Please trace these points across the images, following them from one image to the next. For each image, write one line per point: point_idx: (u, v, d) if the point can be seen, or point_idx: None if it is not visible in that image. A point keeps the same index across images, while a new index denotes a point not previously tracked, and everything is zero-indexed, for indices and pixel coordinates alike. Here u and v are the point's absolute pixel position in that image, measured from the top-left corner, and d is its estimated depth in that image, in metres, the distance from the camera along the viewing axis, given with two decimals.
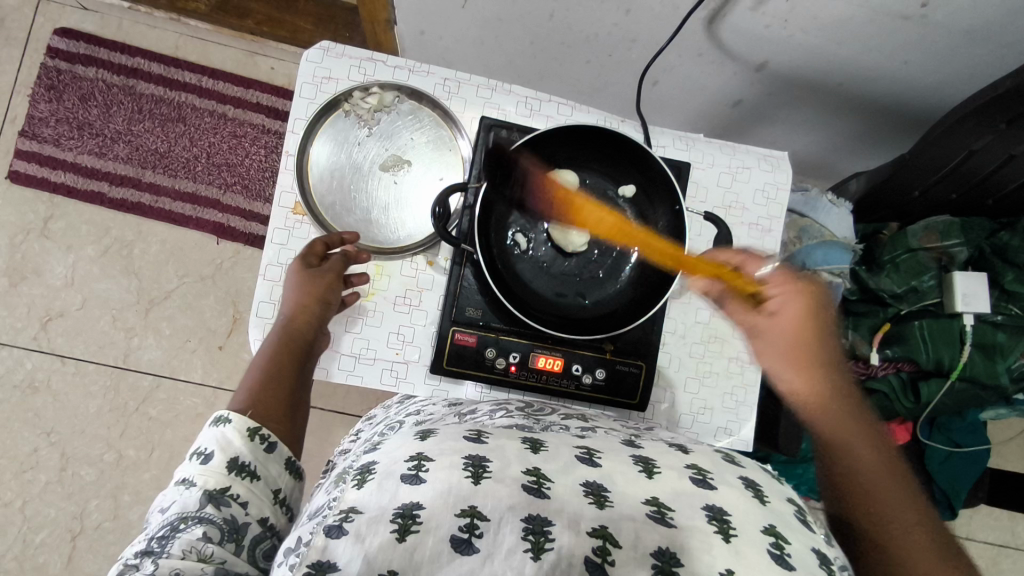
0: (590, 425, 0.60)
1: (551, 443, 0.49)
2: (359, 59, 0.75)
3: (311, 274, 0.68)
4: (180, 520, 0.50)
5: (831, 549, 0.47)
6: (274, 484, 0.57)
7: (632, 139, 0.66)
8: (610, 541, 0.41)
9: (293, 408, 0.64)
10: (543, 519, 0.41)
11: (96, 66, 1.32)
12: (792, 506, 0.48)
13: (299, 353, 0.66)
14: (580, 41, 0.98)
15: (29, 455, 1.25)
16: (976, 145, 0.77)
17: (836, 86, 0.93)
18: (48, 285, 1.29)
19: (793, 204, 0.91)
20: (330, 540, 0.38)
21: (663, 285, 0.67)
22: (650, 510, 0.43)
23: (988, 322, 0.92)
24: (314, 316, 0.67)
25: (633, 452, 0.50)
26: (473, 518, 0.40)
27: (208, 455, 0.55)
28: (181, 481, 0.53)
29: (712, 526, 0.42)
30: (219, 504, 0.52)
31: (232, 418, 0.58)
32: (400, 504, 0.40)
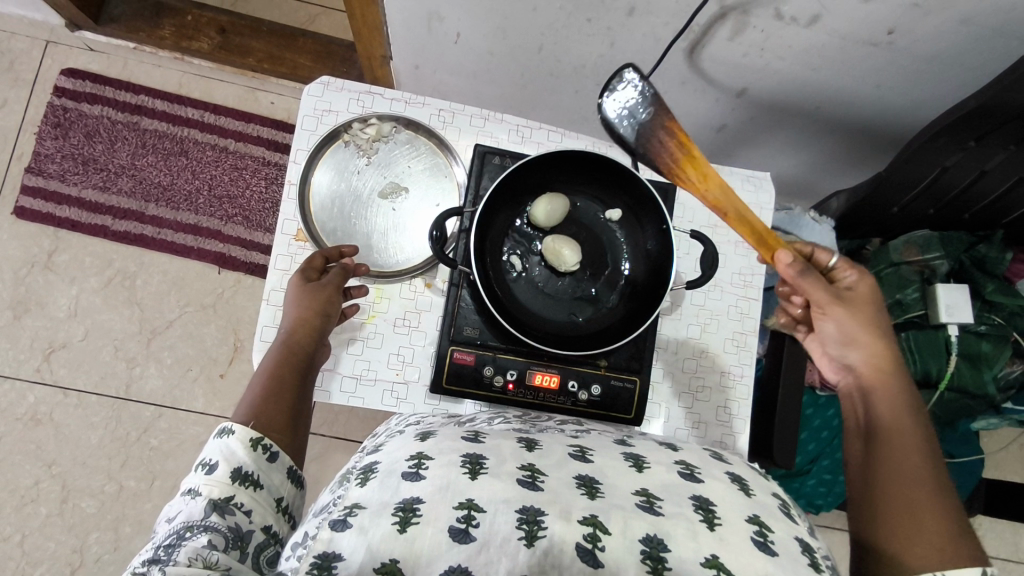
0: (584, 428, 0.64)
1: (545, 442, 0.54)
2: (358, 92, 0.79)
3: (311, 286, 0.70)
4: (184, 529, 0.51)
5: (814, 540, 0.49)
6: (277, 493, 0.59)
7: (620, 162, 0.69)
8: (601, 528, 0.43)
9: (294, 418, 0.64)
10: (535, 509, 0.44)
11: (101, 104, 1.36)
12: (777, 500, 0.52)
13: (297, 364, 0.67)
14: (569, 72, 1.02)
15: (29, 488, 1.25)
16: (948, 161, 0.81)
17: (815, 109, 0.97)
18: (51, 317, 1.30)
19: (779, 222, 0.95)
20: (336, 532, 0.42)
21: (654, 300, 0.70)
22: (639, 499, 0.46)
23: (972, 332, 0.94)
24: (315, 329, 0.69)
25: (623, 450, 0.55)
26: (470, 510, 0.43)
27: (212, 466, 0.57)
28: (188, 490, 0.56)
29: (698, 514, 0.45)
30: (224, 512, 0.54)
31: (235, 430, 0.59)
32: (401, 498, 0.44)
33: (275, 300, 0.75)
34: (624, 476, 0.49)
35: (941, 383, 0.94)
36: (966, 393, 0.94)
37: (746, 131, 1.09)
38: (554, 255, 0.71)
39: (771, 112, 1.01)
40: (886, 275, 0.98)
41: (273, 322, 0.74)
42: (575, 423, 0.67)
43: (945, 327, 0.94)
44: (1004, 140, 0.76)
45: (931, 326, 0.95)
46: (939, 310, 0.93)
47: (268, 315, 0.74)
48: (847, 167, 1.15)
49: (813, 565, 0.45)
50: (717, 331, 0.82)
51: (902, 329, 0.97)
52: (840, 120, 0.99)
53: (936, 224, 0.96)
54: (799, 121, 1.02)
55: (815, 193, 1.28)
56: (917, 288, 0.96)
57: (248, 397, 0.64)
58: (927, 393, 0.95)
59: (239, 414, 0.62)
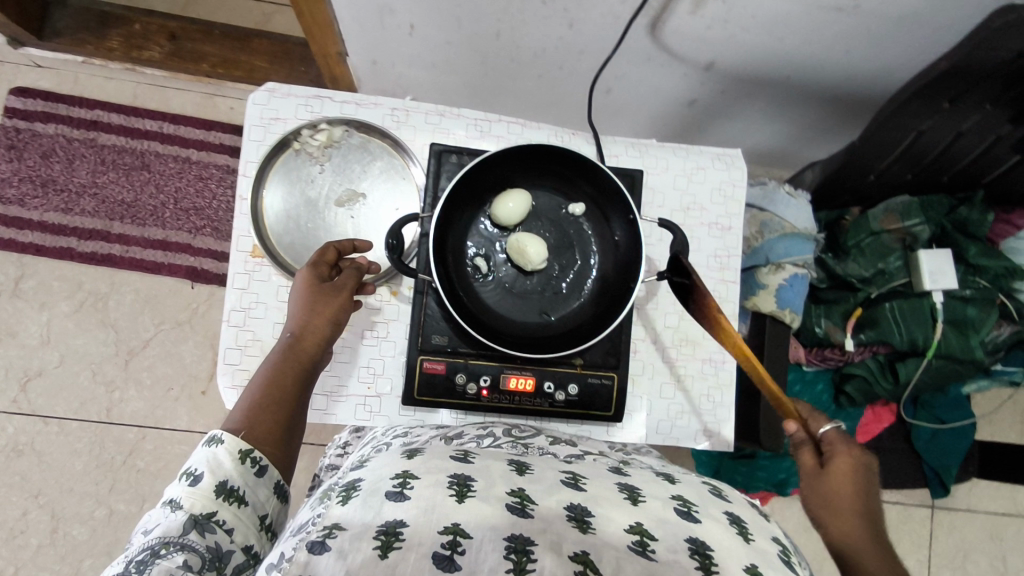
0: (580, 452, 0.63)
1: (536, 467, 0.54)
2: (305, 97, 0.75)
3: (323, 287, 0.66)
4: (160, 545, 0.49)
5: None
6: (261, 510, 0.56)
7: (580, 154, 0.67)
8: (592, 566, 0.42)
9: (290, 430, 0.61)
10: (525, 539, 0.42)
11: (55, 122, 1.31)
12: (777, 545, 0.50)
13: (302, 372, 0.63)
14: (530, 58, 0.99)
15: (18, 519, 1.23)
16: (923, 126, 0.78)
17: (785, 79, 0.94)
18: (23, 345, 1.27)
19: (753, 198, 0.91)
20: (313, 555, 0.39)
21: (624, 293, 0.67)
22: (632, 541, 0.45)
23: (956, 297, 0.93)
24: (323, 338, 0.65)
25: (618, 480, 0.54)
26: (456, 536, 0.42)
27: (197, 476, 0.54)
28: (167, 501, 0.52)
29: (694, 560, 0.44)
30: (204, 530, 0.51)
31: (224, 439, 0.56)
32: (383, 521, 0.42)
33: (236, 320, 0.73)
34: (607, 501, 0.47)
35: (929, 351, 0.92)
36: (953, 358, 0.93)
37: (718, 105, 1.06)
38: (520, 250, 0.68)
39: (741, 84, 0.98)
40: (867, 245, 0.95)
41: (236, 344, 0.72)
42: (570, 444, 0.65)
43: (929, 295, 0.92)
44: (979, 99, 0.73)
45: (916, 294, 0.93)
46: (923, 278, 0.92)
47: (230, 337, 0.72)
48: (823, 135, 1.12)
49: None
50: None
51: (886, 299, 0.94)
52: (811, 88, 0.96)
53: (917, 189, 0.93)
54: (770, 91, 0.99)
55: (794, 162, 1.26)
56: (900, 256, 0.95)
57: (243, 403, 0.60)
58: (915, 362, 0.94)
59: (232, 419, 0.59)
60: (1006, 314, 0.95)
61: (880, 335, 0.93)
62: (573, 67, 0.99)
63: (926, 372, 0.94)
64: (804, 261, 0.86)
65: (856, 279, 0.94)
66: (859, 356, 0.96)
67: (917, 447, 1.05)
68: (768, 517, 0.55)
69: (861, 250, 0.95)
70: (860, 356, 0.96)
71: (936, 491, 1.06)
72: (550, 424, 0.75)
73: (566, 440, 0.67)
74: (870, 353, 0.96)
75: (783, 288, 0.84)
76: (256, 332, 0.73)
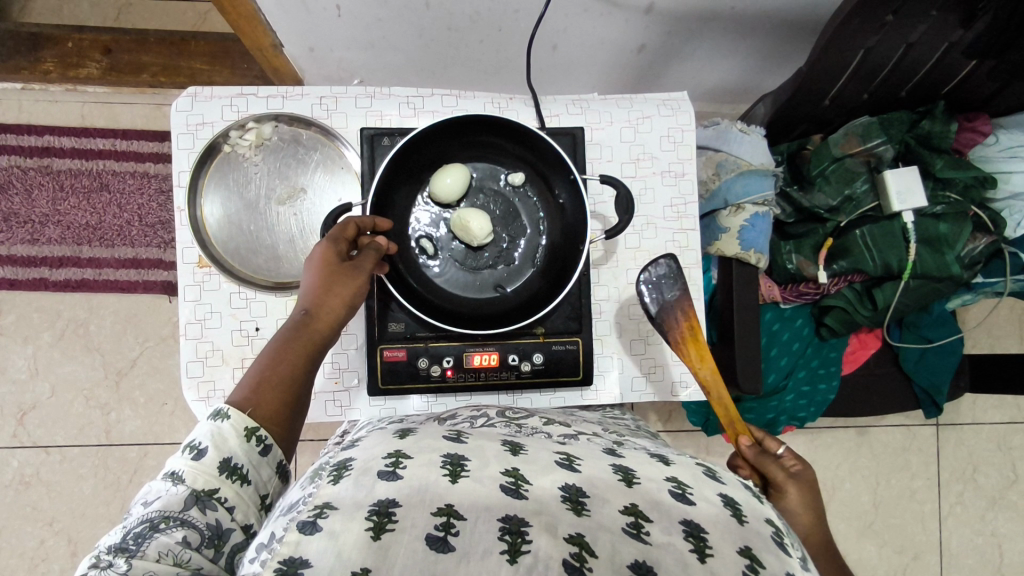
0: (573, 432, 0.61)
1: (531, 448, 0.52)
2: (229, 97, 0.73)
3: (336, 265, 0.61)
4: (160, 518, 0.47)
5: (807, 571, 0.47)
6: (263, 489, 0.54)
7: (511, 121, 0.64)
8: (587, 550, 0.41)
9: (296, 410, 0.58)
10: (519, 520, 0.42)
11: (6, 153, 1.29)
12: (770, 527, 0.49)
13: (315, 351, 0.60)
14: (467, 23, 0.95)
15: (37, 548, 1.26)
16: (869, 40, 0.74)
17: (729, 12, 0.90)
18: (14, 380, 1.28)
19: (706, 141, 0.88)
20: (304, 535, 0.39)
21: (574, 258, 0.66)
22: (627, 523, 0.44)
23: (928, 215, 0.91)
24: (335, 320, 0.61)
25: (613, 461, 0.52)
26: (449, 517, 0.41)
27: (201, 450, 0.52)
28: (169, 474, 0.50)
29: (688, 544, 0.43)
30: (205, 507, 0.49)
31: (230, 413, 0.54)
32: (376, 501, 0.42)
33: (194, 333, 0.72)
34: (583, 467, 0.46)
35: (905, 272, 0.91)
36: (931, 278, 0.91)
37: (667, 47, 1.02)
38: (462, 227, 0.67)
39: (687, 23, 0.94)
40: (831, 172, 0.92)
41: (196, 356, 0.72)
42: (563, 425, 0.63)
43: (900, 216, 0.91)
44: (923, 7, 0.70)
45: (886, 217, 0.91)
46: (891, 199, 0.90)
47: (190, 351, 0.72)
48: (781, 63, 1.08)
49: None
50: None
51: (856, 227, 0.92)
52: (759, 17, 0.92)
53: (875, 108, 0.91)
54: (717, 26, 0.95)
55: (756, 94, 1.22)
56: (866, 179, 0.93)
57: (252, 377, 0.57)
58: (891, 284, 0.92)
59: (239, 391, 0.57)
60: (981, 225, 0.93)
61: (853, 263, 0.92)
62: (512, 27, 0.95)
63: (905, 295, 0.92)
64: (765, 199, 0.85)
65: (823, 209, 0.93)
66: (835, 288, 0.94)
67: (906, 369, 1.03)
68: (762, 496, 0.54)
69: (826, 178, 0.93)
70: (835, 288, 0.94)
71: (929, 412, 1.04)
72: (525, 394, 0.75)
73: (558, 420, 0.65)
74: (845, 284, 0.94)
75: (746, 228, 0.83)
76: (215, 341, 0.72)
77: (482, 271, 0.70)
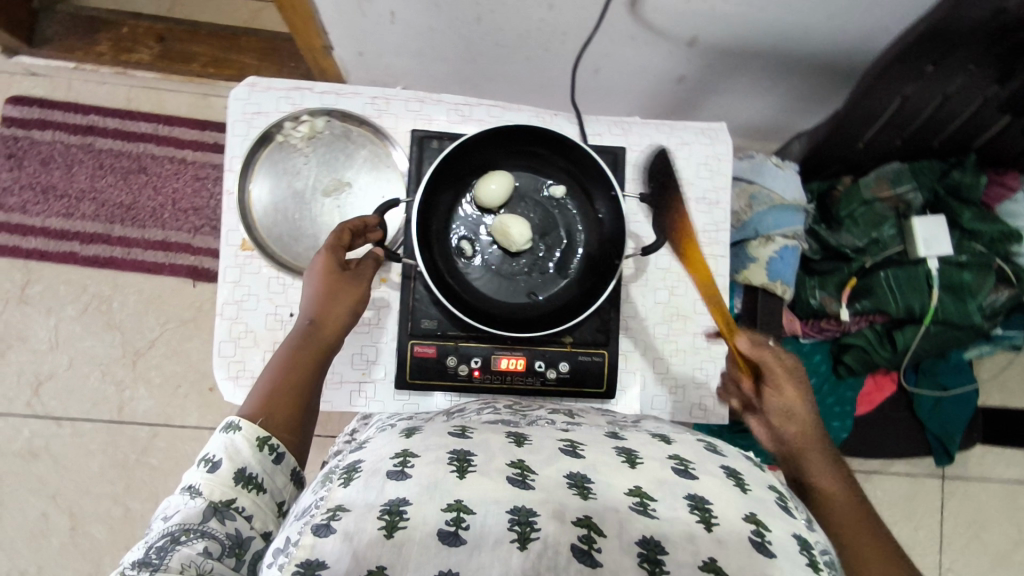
0: (575, 418, 0.61)
1: (535, 438, 0.51)
2: (286, 89, 0.76)
3: (341, 274, 0.66)
4: (180, 530, 0.48)
5: (813, 534, 0.47)
6: (278, 496, 0.56)
7: (558, 133, 0.67)
8: (595, 531, 0.42)
9: (306, 415, 0.61)
10: (527, 509, 0.42)
11: (52, 129, 1.33)
12: (774, 493, 0.49)
13: (321, 357, 0.64)
14: (514, 40, 0.98)
15: (38, 520, 1.26)
16: (907, 89, 0.77)
17: (770, 51, 0.93)
18: (34, 350, 1.30)
19: (740, 171, 0.90)
20: (318, 539, 0.39)
21: (608, 272, 0.68)
22: (633, 502, 0.44)
23: (953, 263, 0.92)
24: (342, 326, 0.65)
25: (617, 445, 0.51)
26: (460, 512, 0.42)
27: (216, 463, 0.53)
28: (185, 488, 0.52)
29: (694, 516, 0.44)
30: (224, 518, 0.51)
31: (241, 425, 0.56)
32: (386, 500, 0.42)
33: (230, 313, 0.74)
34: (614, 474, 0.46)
35: (925, 318, 0.92)
36: (950, 324, 0.93)
37: (705, 80, 1.05)
38: (504, 231, 0.69)
39: (727, 58, 0.96)
40: (859, 214, 0.94)
41: (229, 336, 0.73)
42: (567, 412, 0.63)
43: (925, 262, 0.92)
44: (960, 62, 0.72)
45: (911, 261, 0.93)
46: (917, 245, 0.92)
47: (224, 330, 0.73)
48: (815, 105, 1.11)
49: (811, 564, 0.43)
50: (686, 293, 0.79)
51: (880, 268, 0.94)
52: (799, 59, 0.95)
53: (907, 155, 0.93)
54: (757, 64, 0.98)
55: (787, 133, 1.25)
56: (893, 224, 0.94)
57: (261, 388, 0.60)
58: (912, 329, 0.94)
59: (249, 403, 0.59)
60: (1004, 277, 0.94)
61: (876, 304, 0.93)
62: (558, 48, 0.98)
63: (924, 340, 0.94)
64: (795, 232, 0.87)
65: (850, 249, 0.94)
66: (856, 326, 0.96)
67: (919, 416, 1.04)
68: (764, 467, 0.53)
69: (854, 219, 0.94)
70: (856, 326, 0.96)
71: (939, 459, 1.06)
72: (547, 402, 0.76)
73: (563, 408, 0.65)
74: (866, 323, 0.96)
75: (774, 259, 0.84)
76: (250, 323, 0.74)
77: (517, 277, 0.72)
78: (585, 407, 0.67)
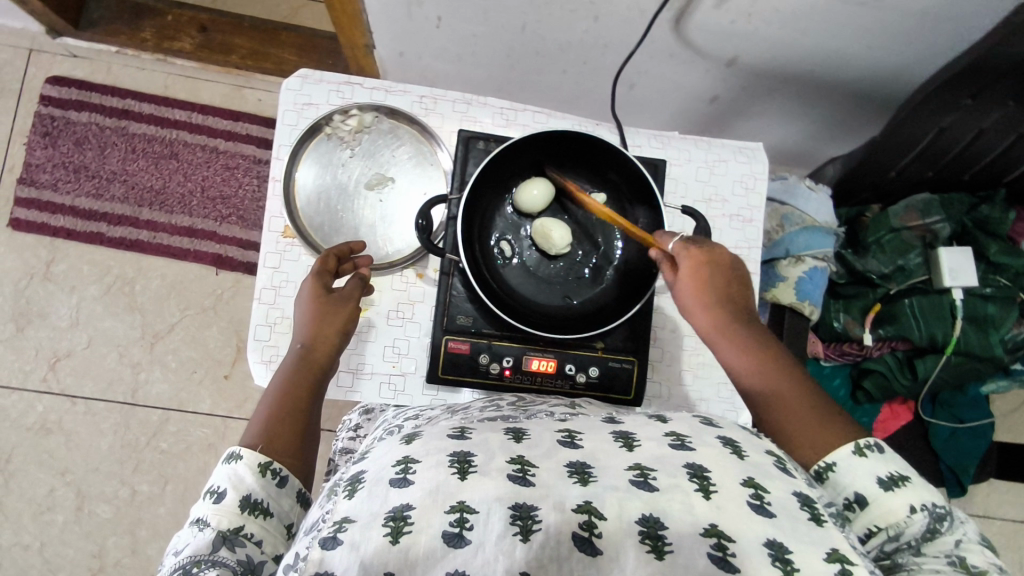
0: (576, 409, 0.57)
1: (533, 431, 0.46)
2: (337, 83, 0.77)
3: (328, 297, 0.67)
4: (192, 563, 0.48)
5: (814, 489, 0.42)
6: (286, 519, 0.56)
7: (605, 141, 0.69)
8: (596, 515, 0.38)
9: (307, 436, 0.61)
10: (528, 504, 0.38)
11: (88, 110, 1.32)
12: (774, 457, 0.44)
13: (317, 379, 0.64)
14: (556, 51, 0.96)
15: (45, 496, 1.23)
16: (944, 122, 0.79)
17: (808, 75, 0.94)
18: (54, 327, 1.28)
19: (774, 193, 0.93)
20: (326, 552, 0.36)
21: (647, 280, 0.69)
22: (632, 476, 0.40)
23: (977, 295, 0.94)
24: (335, 345, 0.66)
25: (612, 429, 0.46)
26: (462, 512, 0.38)
27: (221, 493, 0.53)
28: (195, 521, 0.52)
29: (692, 484, 0.39)
30: (234, 545, 0.51)
31: (242, 454, 0.56)
32: (390, 507, 0.38)
33: (267, 298, 0.74)
34: (616, 457, 0.42)
35: (948, 348, 0.94)
36: (972, 356, 0.95)
37: (739, 101, 1.05)
38: (545, 233, 0.71)
39: (765, 81, 0.97)
40: (886, 241, 0.96)
41: (266, 321, 0.74)
42: (566, 405, 0.59)
43: (949, 292, 0.94)
44: (1001, 94, 0.74)
45: (935, 290, 0.95)
46: (943, 275, 0.93)
47: (261, 315, 0.74)
48: (845, 133, 1.11)
49: (815, 519, 0.39)
50: None
51: (905, 296, 0.96)
52: (836, 85, 0.96)
53: (936, 186, 0.95)
54: (794, 88, 0.98)
55: (814, 160, 1.26)
56: (920, 253, 0.96)
57: (261, 415, 0.60)
58: (934, 358, 0.95)
59: (251, 431, 0.59)
60: None
61: (899, 331, 0.95)
62: (596, 62, 0.97)
63: (945, 369, 0.96)
64: (824, 254, 0.89)
65: (875, 275, 0.96)
66: (878, 351, 0.98)
67: (934, 447, 1.05)
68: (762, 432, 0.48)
69: (880, 246, 0.97)
70: (878, 351, 0.99)
71: (952, 491, 1.07)
72: None
73: (565, 400, 0.62)
74: (888, 349, 0.98)
75: (803, 280, 0.88)
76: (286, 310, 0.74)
77: (554, 281, 0.73)
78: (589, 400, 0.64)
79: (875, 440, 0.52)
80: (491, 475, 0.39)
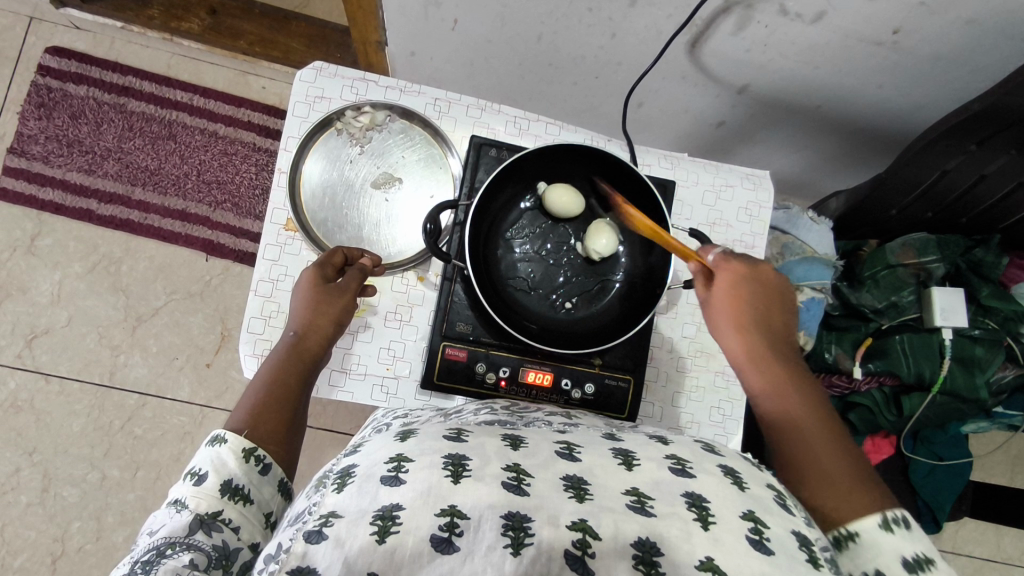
0: (574, 420, 0.56)
1: (531, 440, 0.46)
2: (352, 79, 0.77)
3: (326, 288, 0.65)
4: (166, 545, 0.47)
5: (812, 529, 0.43)
6: (266, 507, 0.54)
7: (619, 158, 0.69)
8: (590, 533, 0.37)
9: (294, 425, 0.60)
10: (522, 515, 0.37)
11: (87, 84, 1.29)
12: (773, 491, 0.44)
13: (303, 373, 0.62)
14: (569, 64, 0.95)
15: (9, 476, 1.19)
16: (949, 165, 0.81)
17: (816, 108, 0.95)
18: (34, 302, 1.24)
19: (778, 221, 1.01)
20: (310, 546, 0.35)
21: (651, 299, 0.70)
22: (629, 500, 0.39)
23: (966, 336, 0.97)
24: (327, 338, 0.65)
25: (612, 445, 0.46)
26: (453, 517, 0.36)
27: (202, 476, 0.52)
28: (173, 502, 0.51)
29: (691, 513, 0.39)
30: (210, 530, 0.49)
31: (227, 438, 0.55)
32: (379, 505, 0.37)
33: (264, 291, 0.72)
34: (619, 480, 0.41)
35: (935, 386, 0.97)
36: (958, 396, 0.97)
37: (745, 128, 1.06)
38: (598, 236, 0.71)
39: (772, 110, 0.98)
40: (881, 277, 1.00)
41: (261, 314, 0.72)
42: (564, 415, 0.59)
43: (939, 331, 0.97)
44: (1005, 144, 0.76)
45: (926, 329, 0.98)
46: (934, 314, 0.96)
47: (256, 307, 0.72)
48: (846, 166, 1.13)
49: (812, 560, 0.39)
50: None
51: (896, 332, 0.99)
52: (842, 119, 0.97)
53: (935, 227, 0.98)
54: (800, 119, 1.00)
55: (813, 191, 1.27)
56: (913, 292, 0.99)
57: (248, 400, 0.59)
58: (919, 395, 0.98)
59: (236, 416, 0.58)
60: (1012, 357, 0.99)
61: (889, 365, 0.98)
62: (609, 77, 0.96)
63: (930, 408, 0.98)
64: (823, 285, 0.95)
65: (868, 309, 1.00)
66: (866, 385, 1.00)
67: (913, 481, 1.07)
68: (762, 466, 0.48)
69: (875, 281, 1.00)
70: (866, 386, 1.00)
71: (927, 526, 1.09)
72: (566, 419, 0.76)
73: (561, 411, 0.61)
74: (876, 383, 1.00)
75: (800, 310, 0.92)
76: (282, 303, 0.72)
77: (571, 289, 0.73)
78: (585, 412, 0.63)
79: (902, 513, 0.50)
80: (486, 482, 0.38)
